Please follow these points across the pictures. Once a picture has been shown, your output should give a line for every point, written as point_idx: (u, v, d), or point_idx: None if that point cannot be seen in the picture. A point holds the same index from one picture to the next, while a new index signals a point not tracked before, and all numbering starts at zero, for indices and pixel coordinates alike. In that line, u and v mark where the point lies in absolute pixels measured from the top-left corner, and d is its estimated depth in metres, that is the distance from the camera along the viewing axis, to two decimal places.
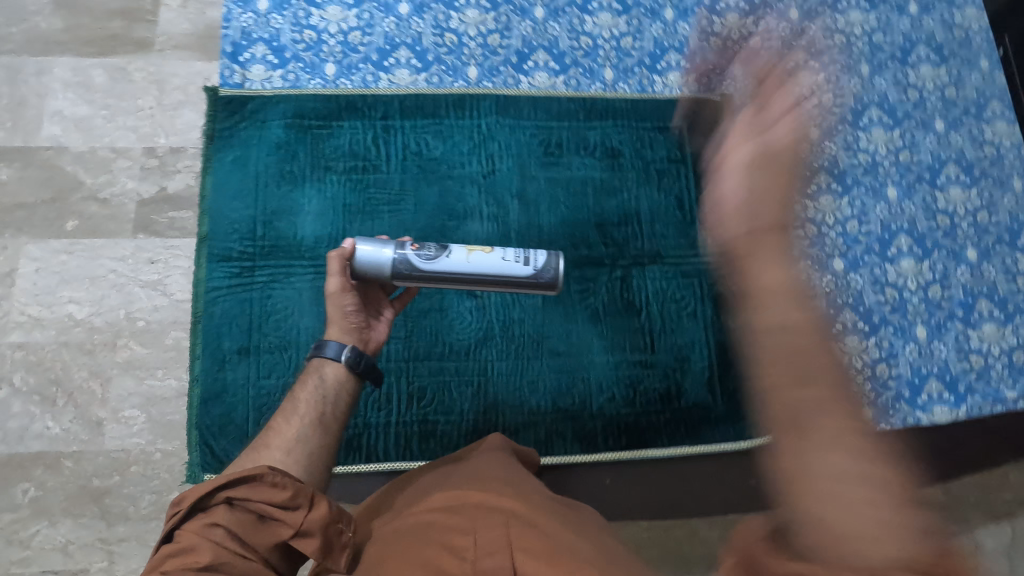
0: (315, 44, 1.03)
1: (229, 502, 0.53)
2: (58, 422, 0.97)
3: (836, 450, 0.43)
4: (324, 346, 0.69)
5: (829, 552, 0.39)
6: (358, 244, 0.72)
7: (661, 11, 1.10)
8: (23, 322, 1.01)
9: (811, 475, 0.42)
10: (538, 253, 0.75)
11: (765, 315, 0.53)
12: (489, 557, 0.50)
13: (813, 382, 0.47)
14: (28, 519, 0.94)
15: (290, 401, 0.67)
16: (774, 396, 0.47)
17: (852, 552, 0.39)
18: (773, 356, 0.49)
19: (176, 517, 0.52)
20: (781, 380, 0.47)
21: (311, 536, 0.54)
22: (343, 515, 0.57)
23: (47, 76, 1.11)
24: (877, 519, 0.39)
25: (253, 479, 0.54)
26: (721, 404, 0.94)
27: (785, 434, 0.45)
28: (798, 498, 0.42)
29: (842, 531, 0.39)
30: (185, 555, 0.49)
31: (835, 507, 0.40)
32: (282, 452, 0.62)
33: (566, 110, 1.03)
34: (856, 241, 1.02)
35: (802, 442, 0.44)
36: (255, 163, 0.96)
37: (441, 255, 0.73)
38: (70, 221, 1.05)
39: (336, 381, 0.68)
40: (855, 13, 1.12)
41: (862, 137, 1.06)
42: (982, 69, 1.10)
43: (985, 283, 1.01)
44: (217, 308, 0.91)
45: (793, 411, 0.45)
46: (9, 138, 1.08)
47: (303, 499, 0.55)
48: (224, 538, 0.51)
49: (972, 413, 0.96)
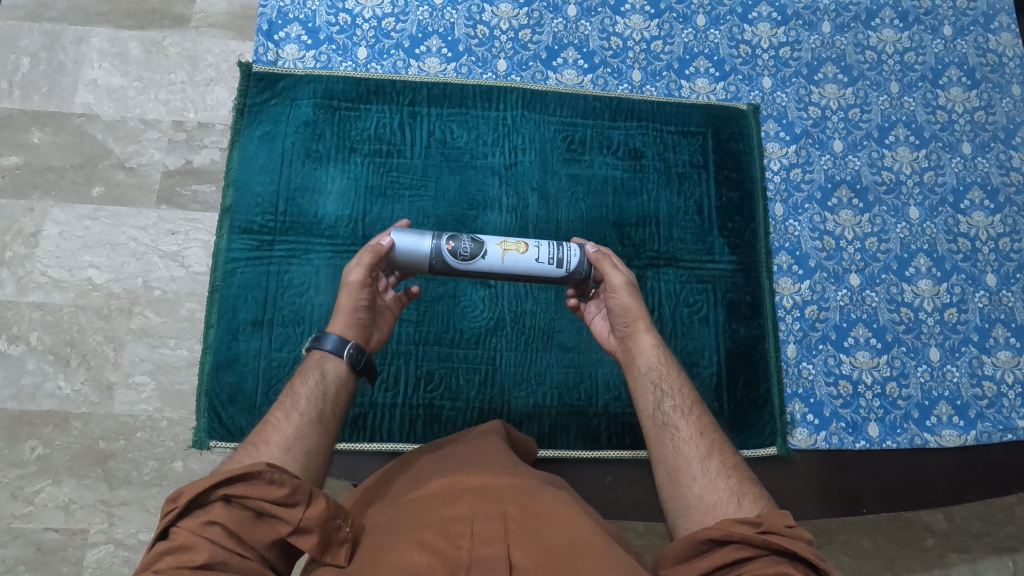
0: (349, 27, 1.05)
1: (226, 499, 0.51)
2: (70, 383, 0.99)
3: (689, 443, 0.62)
4: (323, 338, 0.67)
5: (697, 522, 0.57)
6: (398, 240, 0.74)
7: (693, 17, 1.10)
8: (44, 283, 1.03)
9: (681, 467, 0.61)
10: (573, 253, 0.75)
11: (631, 352, 0.71)
12: (484, 547, 0.50)
13: (666, 395, 0.66)
14: (34, 476, 0.96)
15: (290, 396, 0.63)
16: (646, 416, 0.66)
17: (714, 516, 0.57)
18: (645, 385, 0.68)
19: (171, 515, 0.49)
20: (649, 403, 0.67)
21: (309, 534, 0.52)
22: (343, 511, 0.54)
23: (84, 45, 1.14)
24: (704, 495, 0.59)
25: (250, 475, 0.51)
26: (727, 410, 0.94)
27: (657, 438, 0.64)
28: (676, 489, 0.60)
29: (696, 504, 0.58)
30: (181, 553, 0.47)
31: (698, 488, 0.59)
32: (281, 449, 0.58)
33: (591, 108, 1.03)
34: (875, 259, 1.01)
35: (668, 444, 0.63)
36: (282, 139, 0.98)
37: (477, 256, 0.74)
38: (96, 188, 1.07)
39: (337, 378, 0.66)
40: (888, 32, 1.11)
41: (887, 156, 1.06)
42: (1014, 96, 1.09)
43: (1003, 309, 1.00)
44: (235, 278, 0.92)
45: (656, 420, 0.65)
46: (44, 103, 1.11)
47: (302, 496, 0.52)
48: (220, 536, 0.49)
49: (982, 440, 0.94)
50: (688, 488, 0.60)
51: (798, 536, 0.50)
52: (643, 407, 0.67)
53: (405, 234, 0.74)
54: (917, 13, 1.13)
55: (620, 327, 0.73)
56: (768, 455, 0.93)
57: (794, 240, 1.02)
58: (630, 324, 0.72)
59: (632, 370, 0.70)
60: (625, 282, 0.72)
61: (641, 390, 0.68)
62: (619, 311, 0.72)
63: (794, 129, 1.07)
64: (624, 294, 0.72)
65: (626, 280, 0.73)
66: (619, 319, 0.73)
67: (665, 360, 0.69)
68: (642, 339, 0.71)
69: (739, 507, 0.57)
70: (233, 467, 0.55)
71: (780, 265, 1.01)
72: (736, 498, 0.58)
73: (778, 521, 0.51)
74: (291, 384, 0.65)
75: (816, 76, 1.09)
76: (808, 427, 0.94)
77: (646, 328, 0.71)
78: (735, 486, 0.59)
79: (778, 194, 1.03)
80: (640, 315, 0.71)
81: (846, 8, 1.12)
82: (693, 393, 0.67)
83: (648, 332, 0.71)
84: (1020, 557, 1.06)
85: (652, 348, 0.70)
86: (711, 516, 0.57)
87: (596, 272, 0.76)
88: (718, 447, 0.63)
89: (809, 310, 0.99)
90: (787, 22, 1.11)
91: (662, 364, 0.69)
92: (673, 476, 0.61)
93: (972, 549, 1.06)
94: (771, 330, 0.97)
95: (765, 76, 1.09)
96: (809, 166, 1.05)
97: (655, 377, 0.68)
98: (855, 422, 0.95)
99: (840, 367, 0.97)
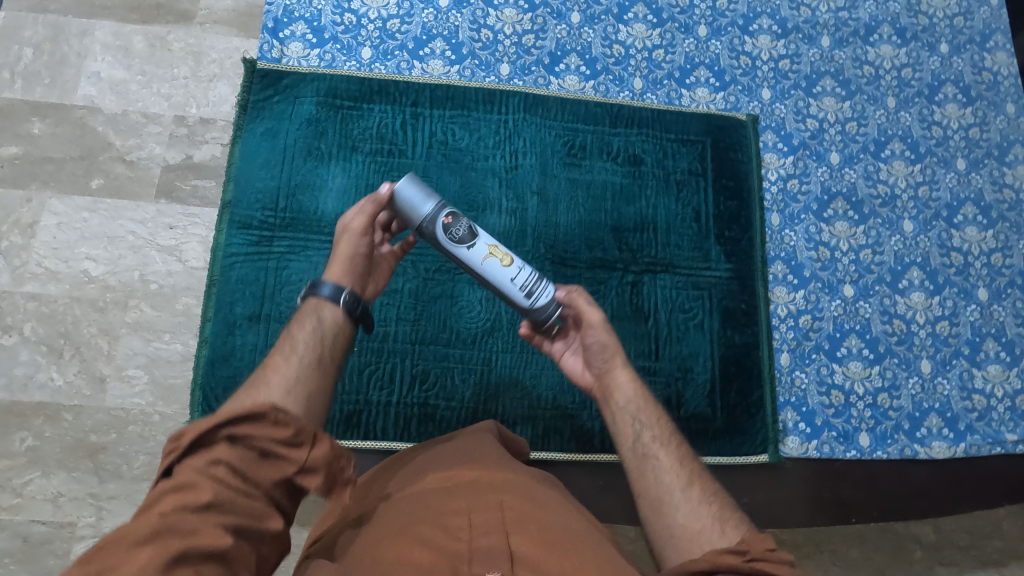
0: (354, 27, 1.06)
1: (231, 438, 0.49)
2: (62, 375, 0.99)
3: (670, 473, 0.63)
4: (320, 285, 0.67)
5: (685, 552, 0.57)
6: (401, 190, 0.72)
7: (695, 27, 1.12)
8: (39, 274, 1.03)
9: (665, 497, 0.61)
10: (546, 292, 0.73)
11: (605, 389, 0.72)
12: (484, 537, 0.51)
13: (645, 422, 0.67)
14: (22, 467, 0.95)
15: (288, 339, 0.62)
16: (626, 449, 0.66)
17: (699, 545, 0.57)
18: (625, 418, 0.68)
19: (175, 453, 0.48)
20: (628, 431, 0.67)
21: (315, 475, 0.51)
22: (349, 453, 0.53)
23: (88, 38, 1.14)
24: (688, 522, 0.59)
25: (255, 414, 0.49)
26: (720, 417, 0.95)
27: (636, 465, 0.65)
28: (659, 519, 0.60)
29: (682, 534, 0.58)
30: (184, 492, 0.46)
31: (682, 516, 0.59)
32: (282, 390, 0.57)
33: (592, 114, 1.04)
34: (868, 271, 1.03)
35: (649, 474, 0.63)
36: (284, 136, 0.98)
37: (464, 243, 0.73)
38: (96, 180, 1.07)
39: (334, 324, 0.65)
40: (886, 48, 1.13)
41: (883, 169, 1.07)
42: (1008, 114, 1.11)
43: (994, 323, 1.02)
44: (233, 272, 0.92)
45: (637, 449, 0.66)
46: (46, 94, 1.11)
47: (307, 437, 0.51)
48: (225, 476, 0.47)
49: (971, 452, 0.95)
50: (672, 517, 0.60)
51: (782, 560, 0.51)
52: (622, 441, 0.67)
53: (412, 187, 0.72)
54: (916, 30, 1.14)
55: (597, 363, 0.73)
56: (759, 462, 0.93)
57: (789, 250, 1.03)
58: (608, 360, 0.72)
59: (608, 405, 0.71)
60: (602, 320, 0.72)
61: (619, 423, 0.69)
62: (594, 345, 0.72)
63: (792, 141, 1.08)
64: (602, 331, 0.72)
65: (601, 319, 0.72)
66: (596, 354, 0.73)
67: (642, 393, 0.70)
68: (619, 374, 0.71)
69: (723, 534, 0.57)
70: (236, 405, 0.53)
71: (776, 274, 1.02)
72: (719, 524, 0.58)
73: (760, 546, 0.52)
74: (288, 329, 0.64)
75: (815, 89, 1.11)
76: (800, 436, 0.95)
77: (622, 359, 0.72)
78: (717, 513, 0.59)
79: (774, 204, 1.05)
80: (612, 352, 0.72)
81: (846, 23, 1.14)
82: (670, 424, 0.68)
83: (625, 367, 0.72)
84: (1007, 571, 1.07)
85: (630, 383, 0.71)
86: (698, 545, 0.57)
87: (553, 321, 0.75)
88: (698, 476, 0.63)
89: (802, 319, 1.00)
90: (787, 35, 1.13)
91: (640, 398, 0.69)
92: (657, 506, 0.61)
93: (960, 562, 1.06)
94: (765, 339, 0.98)
95: (764, 87, 1.10)
96: (806, 177, 1.06)
97: (633, 411, 0.69)
98: (847, 431, 0.96)
99: (833, 377, 0.98)
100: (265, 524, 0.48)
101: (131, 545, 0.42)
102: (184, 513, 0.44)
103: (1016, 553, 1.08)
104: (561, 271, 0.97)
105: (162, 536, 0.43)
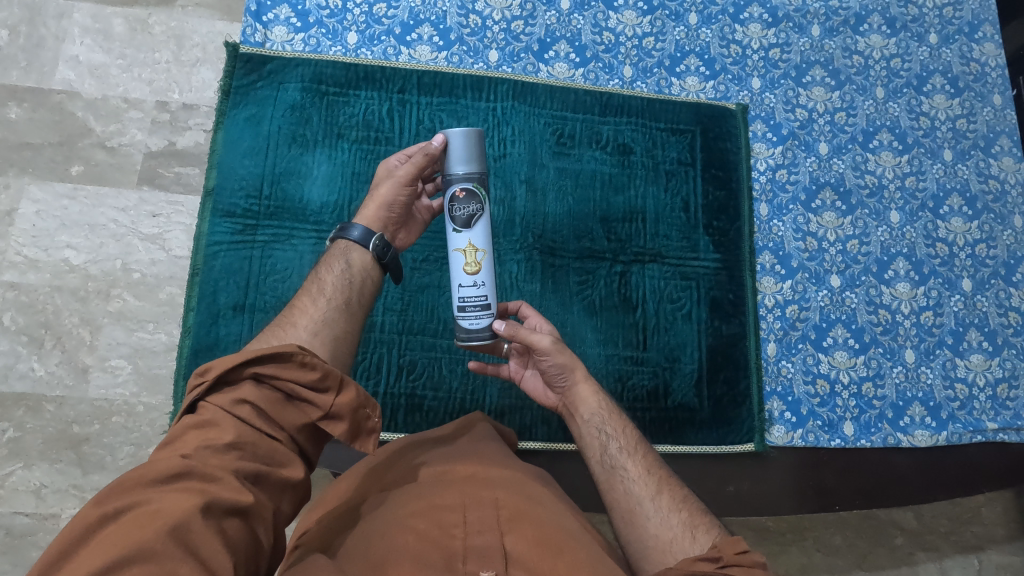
0: (339, 11, 1.04)
1: (256, 378, 0.52)
2: (44, 365, 0.97)
3: (638, 483, 0.66)
4: (350, 228, 0.70)
5: (658, 562, 0.61)
6: (449, 139, 0.68)
7: (685, 15, 1.10)
8: (18, 263, 1.00)
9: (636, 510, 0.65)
10: (478, 321, 0.70)
11: (570, 409, 0.74)
12: (479, 535, 0.54)
13: (614, 433, 0.71)
14: (3, 459, 0.94)
15: (317, 282, 0.68)
16: (595, 462, 0.70)
17: (671, 555, 0.60)
18: (591, 432, 0.71)
19: (200, 388, 0.50)
20: (594, 448, 0.71)
21: (340, 421, 0.54)
22: (372, 402, 0.57)
23: (66, 20, 1.10)
24: (659, 534, 0.62)
25: (282, 357, 0.52)
26: (707, 407, 0.95)
27: (603, 479, 0.68)
28: (632, 531, 0.64)
29: (654, 546, 0.62)
30: (207, 429, 0.48)
31: (654, 527, 0.63)
32: (309, 332, 0.62)
33: (582, 103, 1.03)
34: (855, 261, 1.03)
35: (620, 487, 0.67)
36: (268, 122, 0.96)
37: (457, 225, 0.69)
38: (76, 166, 1.05)
39: (361, 267, 0.70)
40: (875, 38, 1.13)
41: (871, 160, 1.07)
42: (995, 105, 1.11)
43: (977, 313, 1.02)
44: (216, 261, 0.90)
45: (606, 463, 0.69)
46: (23, 78, 1.08)
47: (332, 382, 0.54)
48: (250, 415, 0.50)
49: (953, 440, 0.97)
50: (644, 528, 0.63)
51: (753, 562, 0.52)
52: (593, 459, 0.70)
53: (461, 142, 0.68)
54: (905, 20, 1.14)
55: (559, 384, 0.74)
56: (746, 451, 0.94)
57: (777, 240, 1.03)
58: (568, 378, 0.73)
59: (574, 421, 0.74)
60: (552, 344, 0.71)
61: (587, 437, 0.72)
62: (558, 363, 0.72)
63: (781, 130, 1.08)
64: (557, 354, 0.72)
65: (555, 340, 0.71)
66: (559, 374, 0.73)
67: (606, 406, 0.72)
68: (582, 389, 0.73)
69: (694, 540, 0.61)
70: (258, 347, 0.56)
71: (764, 264, 1.02)
72: (689, 531, 0.62)
73: (730, 549, 0.53)
74: (315, 272, 0.69)
75: (804, 78, 1.10)
76: (786, 425, 0.96)
77: (585, 376, 0.74)
78: (687, 521, 0.63)
79: (763, 194, 1.05)
80: (569, 370, 0.73)
81: (836, 12, 1.13)
82: (635, 434, 0.72)
83: (587, 382, 0.73)
84: (985, 555, 1.09)
85: (593, 396, 0.73)
86: (672, 555, 0.60)
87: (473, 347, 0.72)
88: (666, 484, 0.67)
89: (789, 309, 1.00)
90: (777, 23, 1.12)
91: (605, 410, 0.72)
92: (629, 519, 0.65)
93: (940, 548, 1.08)
94: (752, 329, 0.98)
95: (754, 77, 1.10)
96: (795, 167, 1.06)
97: (598, 423, 0.71)
98: (832, 420, 0.97)
99: (818, 367, 0.99)
100: (285, 472, 0.51)
101: (154, 482, 0.44)
102: (208, 452, 0.47)
103: (993, 538, 1.10)
104: (549, 261, 0.96)
105: (185, 477, 0.45)
